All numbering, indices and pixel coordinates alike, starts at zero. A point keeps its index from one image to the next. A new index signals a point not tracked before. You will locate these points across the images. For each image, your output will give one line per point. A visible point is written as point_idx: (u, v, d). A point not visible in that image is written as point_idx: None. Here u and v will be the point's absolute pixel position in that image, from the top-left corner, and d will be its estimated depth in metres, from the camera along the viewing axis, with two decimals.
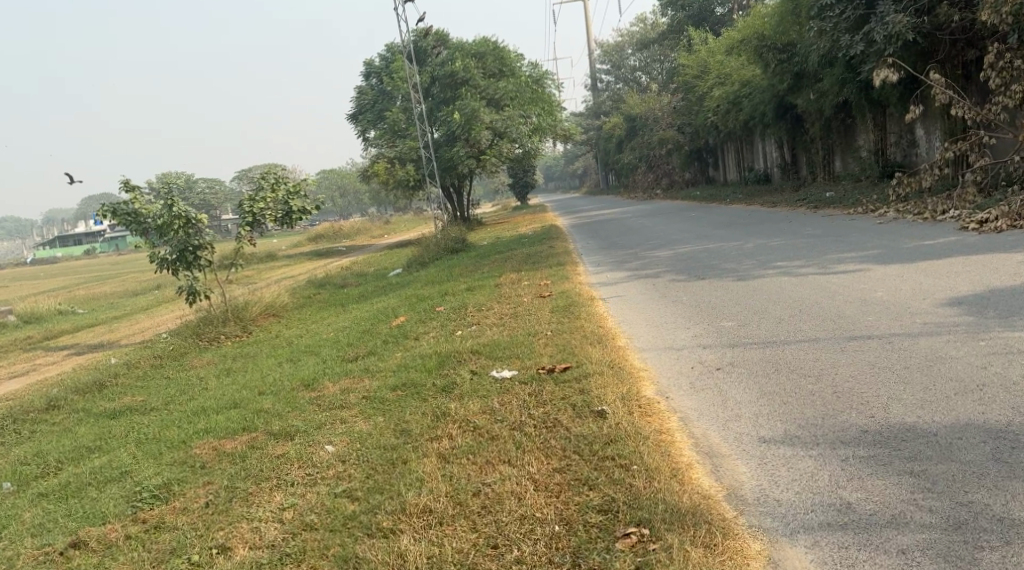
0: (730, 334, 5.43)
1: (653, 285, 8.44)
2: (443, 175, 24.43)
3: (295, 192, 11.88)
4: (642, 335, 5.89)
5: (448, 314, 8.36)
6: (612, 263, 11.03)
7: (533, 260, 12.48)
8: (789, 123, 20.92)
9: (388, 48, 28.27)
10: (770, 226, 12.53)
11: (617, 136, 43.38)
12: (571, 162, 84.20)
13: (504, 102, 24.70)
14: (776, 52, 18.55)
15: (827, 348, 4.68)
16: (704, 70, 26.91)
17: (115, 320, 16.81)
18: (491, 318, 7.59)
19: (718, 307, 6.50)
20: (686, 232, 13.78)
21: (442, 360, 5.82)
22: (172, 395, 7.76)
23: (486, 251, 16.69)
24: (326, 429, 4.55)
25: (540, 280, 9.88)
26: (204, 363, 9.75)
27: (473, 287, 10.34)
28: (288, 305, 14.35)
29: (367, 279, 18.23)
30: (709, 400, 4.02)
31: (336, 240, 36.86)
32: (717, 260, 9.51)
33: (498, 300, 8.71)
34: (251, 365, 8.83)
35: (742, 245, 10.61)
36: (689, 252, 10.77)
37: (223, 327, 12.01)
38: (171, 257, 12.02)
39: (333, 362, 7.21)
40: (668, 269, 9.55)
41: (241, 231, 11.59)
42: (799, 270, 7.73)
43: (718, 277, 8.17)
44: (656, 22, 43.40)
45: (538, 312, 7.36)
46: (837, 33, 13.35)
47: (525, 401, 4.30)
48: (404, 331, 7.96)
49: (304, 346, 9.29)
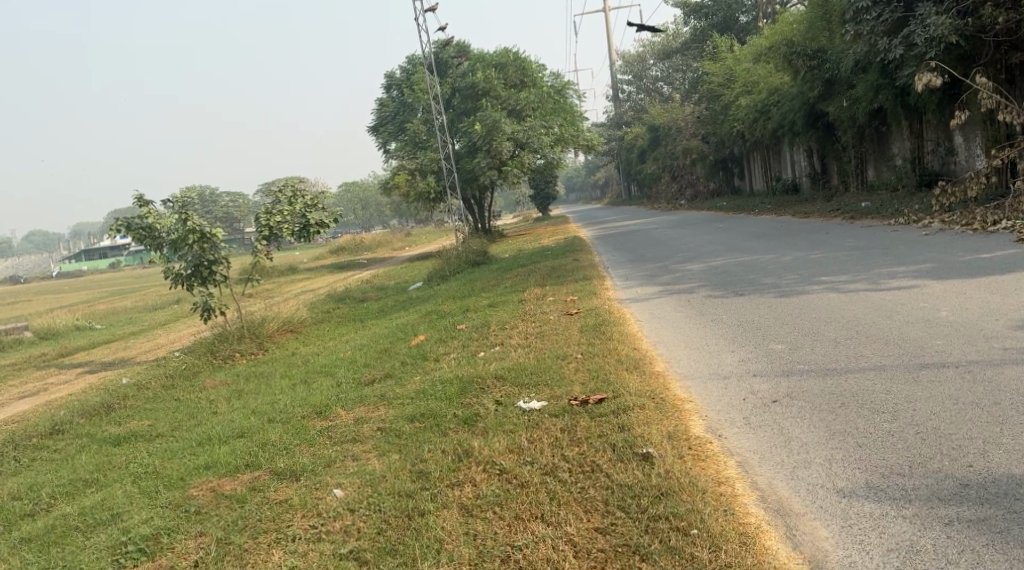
0: (782, 360, 4.93)
1: (688, 302, 7.93)
2: (464, 186, 24.06)
3: (312, 205, 11.51)
4: (682, 359, 5.39)
5: (470, 332, 7.91)
6: (642, 278, 10.53)
7: (557, 274, 12.00)
8: (820, 131, 20.20)
9: (409, 60, 28.04)
10: (806, 237, 11.98)
11: (639, 146, 42.86)
12: (592, 173, 83.70)
13: (526, 112, 24.31)
14: (805, 58, 17.92)
15: (897, 379, 4.17)
16: (730, 79, 26.36)
17: (132, 335, 16.54)
18: (516, 338, 7.11)
19: (762, 328, 6.00)
20: (717, 244, 13.25)
21: (464, 386, 5.35)
22: (179, 420, 7.36)
23: (509, 264, 16.23)
24: (335, 467, 4.11)
25: (567, 295, 9.41)
26: (218, 383, 9.37)
27: (496, 303, 9.89)
28: (306, 320, 13.97)
29: (387, 292, 17.85)
30: (770, 442, 3.54)
31: (358, 253, 36.60)
32: (754, 274, 9.00)
33: (522, 317, 8.25)
34: (263, 386, 8.42)
35: (778, 257, 10.08)
36: (723, 265, 10.26)
37: (238, 344, 11.64)
38: (186, 272, 11.66)
39: (348, 385, 6.78)
40: (702, 284, 9.05)
41: (258, 245, 11.22)
42: (846, 286, 7.20)
43: (758, 293, 7.65)
44: (678, 31, 42.88)
45: (566, 331, 6.89)
46: (874, 37, 12.67)
47: (556, 437, 3.82)
48: (424, 350, 7.51)
49: (320, 366, 8.88)
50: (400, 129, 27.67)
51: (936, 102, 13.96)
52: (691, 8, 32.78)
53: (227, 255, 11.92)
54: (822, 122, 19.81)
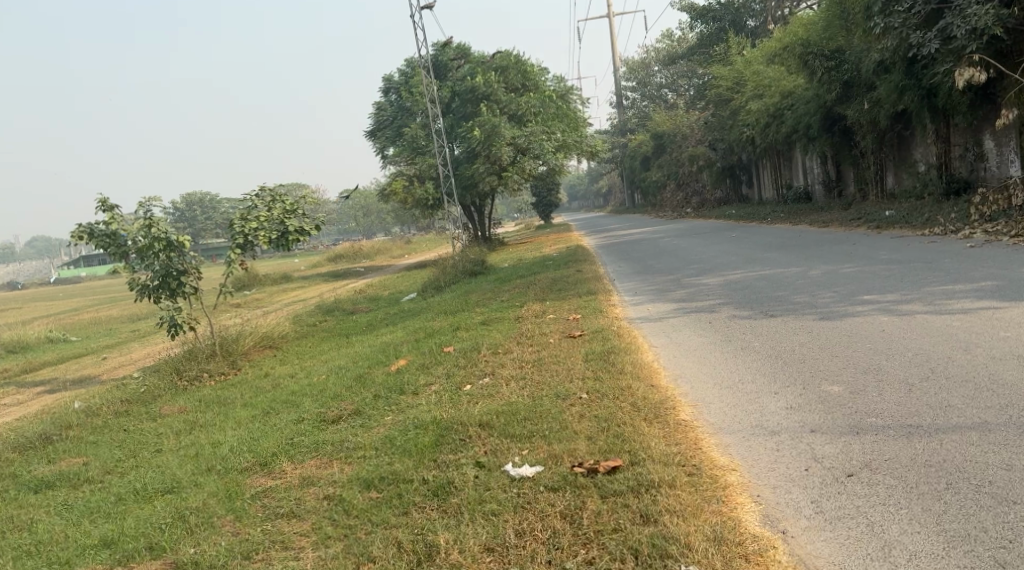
0: (846, 413, 3.84)
1: (710, 323, 6.86)
2: (462, 193, 23.03)
3: (292, 211, 10.46)
4: (713, 404, 4.30)
5: (459, 356, 6.84)
6: (653, 293, 9.46)
7: (559, 287, 10.92)
8: (836, 136, 18.97)
9: (408, 63, 27.07)
10: (833, 248, 10.91)
11: (644, 153, 41.83)
12: (595, 180, 82.87)
13: (527, 117, 23.30)
14: (823, 59, 16.85)
15: (1014, 445, 3.13)
16: (740, 84, 25.35)
17: (106, 349, 15.55)
18: (511, 367, 6.02)
19: (807, 361, 4.92)
20: (733, 255, 12.16)
21: (439, 436, 4.26)
22: (117, 462, 6.32)
23: (508, 274, 15.14)
24: (256, 563, 3.18)
25: (570, 313, 8.34)
26: (176, 411, 8.34)
27: (491, 321, 8.83)
28: (288, 335, 12.90)
29: (379, 304, 16.77)
30: (860, 550, 2.65)
31: (356, 261, 35.64)
32: (783, 291, 7.91)
33: (519, 339, 7.19)
34: (221, 418, 7.37)
35: (805, 271, 9.01)
36: (743, 280, 9.19)
37: (206, 363, 10.58)
38: (153, 284, 10.64)
39: (309, 425, 5.70)
40: (724, 301, 7.97)
41: (231, 255, 10.14)
42: (899, 308, 6.14)
43: (793, 314, 6.59)
44: (683, 37, 41.92)
45: (569, 361, 5.80)
46: (905, 31, 11.57)
47: (557, 533, 2.87)
48: (402, 379, 6.45)
49: (289, 393, 7.83)
50: (398, 134, 26.69)
51: (967, 102, 12.99)
52: (698, 12, 31.81)
53: (197, 266, 10.91)
54: (840, 126, 18.65)
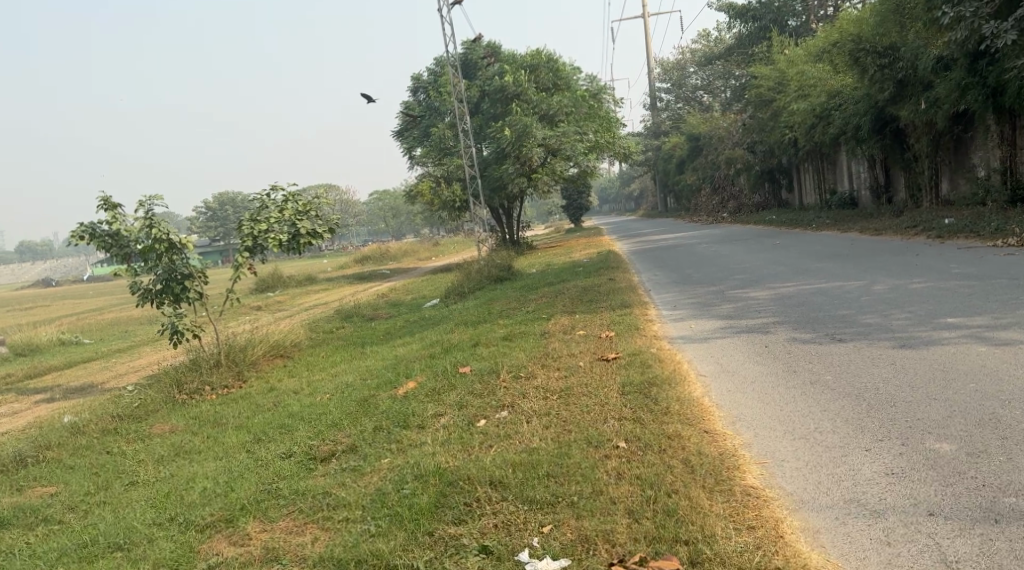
0: (969, 484, 3.06)
1: (766, 348, 5.92)
2: (491, 195, 22.22)
3: (305, 212, 9.64)
4: (788, 463, 3.48)
5: (474, 379, 5.98)
6: (693, 307, 8.53)
7: (590, 297, 10.06)
8: (888, 138, 17.79)
9: (437, 62, 26.36)
10: (893, 260, 9.92)
11: (679, 156, 40.69)
12: (628, 182, 81.40)
13: (559, 117, 22.34)
14: (875, 56, 15.76)
15: None
16: (782, 84, 24.24)
17: (116, 353, 14.93)
18: (533, 398, 5.13)
19: (898, 406, 4.02)
20: (780, 265, 11.20)
21: (439, 495, 3.43)
22: (84, 497, 5.56)
23: (537, 280, 14.32)
24: None
25: (601, 330, 7.44)
26: (168, 431, 7.62)
27: (514, 336, 7.96)
28: (302, 342, 12.16)
29: (400, 309, 16.00)
30: None
31: (382, 263, 34.93)
32: (847, 310, 6.95)
33: (544, 360, 6.33)
34: (210, 443, 6.60)
35: (868, 286, 8.06)
36: (796, 294, 8.23)
37: (211, 374, 9.83)
38: (156, 288, 9.88)
39: (296, 467, 4.87)
40: (778, 320, 7.02)
41: (239, 258, 9.37)
42: (998, 335, 5.19)
43: (866, 340, 5.65)
44: (721, 37, 40.73)
45: (602, 393, 4.91)
46: (977, 21, 10.59)
47: None
48: (408, 408, 5.61)
49: (287, 414, 7.03)
50: (426, 134, 25.96)
51: None
52: (737, 11, 30.75)
53: (203, 270, 10.14)
54: (891, 128, 17.51)
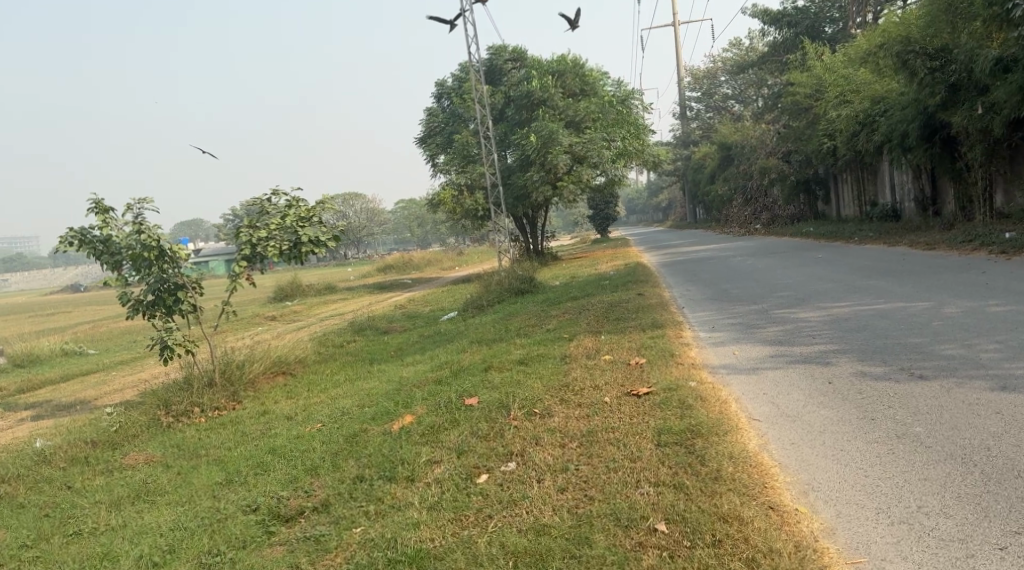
0: None
1: (832, 386, 4.91)
2: (515, 204, 21.31)
3: (308, 218, 8.65)
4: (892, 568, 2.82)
5: (480, 417, 5.04)
6: (736, 329, 7.54)
7: (618, 315, 9.11)
8: (937, 146, 16.56)
9: (461, 67, 25.52)
10: (959, 277, 8.88)
11: (710, 167, 39.57)
12: (656, 193, 80.10)
13: (586, 124, 21.43)
14: (926, 58, 14.55)
15: None
16: (821, 90, 23.11)
17: (118, 365, 14.18)
18: (546, 447, 4.18)
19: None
20: (829, 281, 10.19)
21: None
22: (14, 555, 4.70)
23: (561, 293, 13.36)
24: None
25: (631, 356, 6.47)
26: (142, 461, 6.76)
27: (531, 360, 7.01)
28: (308, 358, 11.27)
29: (416, 322, 15.11)
30: None
31: (404, 272, 34.14)
32: (919, 338, 5.95)
33: (566, 393, 5.40)
34: (180, 482, 5.71)
35: (938, 309, 7.05)
36: (854, 316, 7.22)
37: (203, 395, 8.93)
38: (146, 299, 8.68)
39: (253, 535, 3.99)
40: (838, 348, 6.02)
41: (236, 267, 8.41)
42: None
43: (956, 380, 4.66)
44: (754, 45, 39.58)
45: (630, 443, 3.97)
46: None
47: None
48: (397, 452, 4.68)
49: (270, 447, 6.13)
50: (449, 141, 25.11)
51: None
52: (771, 16, 29.55)
53: (199, 281, 8.94)
54: (941, 135, 16.30)
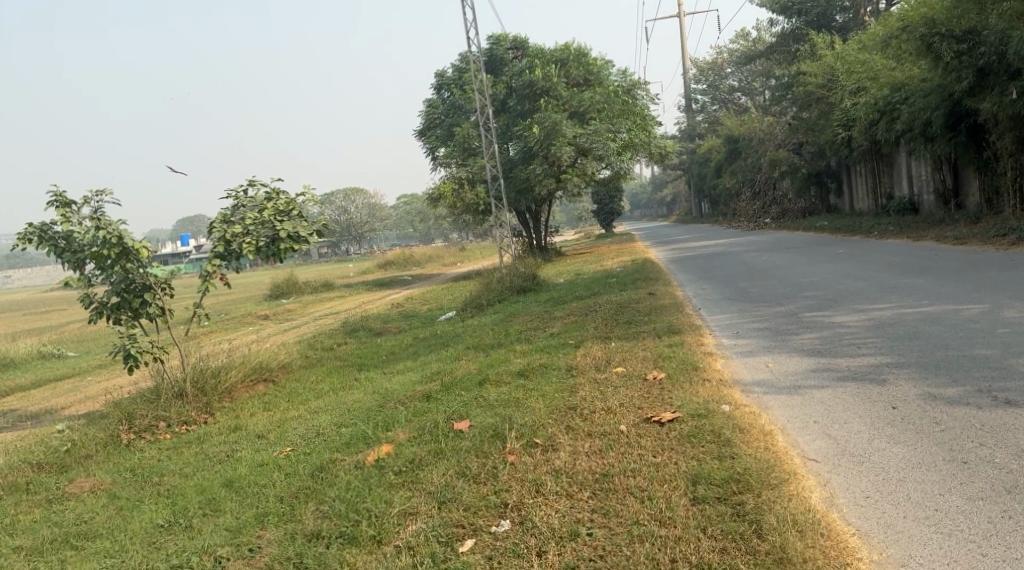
0: None
1: (903, 413, 4.01)
2: (516, 198, 20.43)
3: (287, 211, 7.58)
4: None
5: (469, 451, 4.15)
6: (766, 336, 6.62)
7: (630, 318, 8.19)
8: (963, 135, 15.63)
9: (462, 57, 24.58)
10: (1007, 276, 7.98)
11: (716, 160, 38.59)
12: (661, 187, 79.08)
13: (590, 115, 20.27)
14: (953, 41, 13.63)
15: None
16: (835, 80, 22.15)
17: (94, 370, 13.23)
18: (550, 496, 3.34)
19: None
20: (860, 279, 9.28)
21: None
22: None
23: (567, 292, 12.43)
24: None
25: (647, 369, 5.57)
26: (84, 491, 5.83)
27: (532, 372, 6.11)
28: (294, 362, 10.33)
29: (412, 323, 14.20)
30: None
31: (404, 269, 33.22)
32: (989, 350, 5.04)
33: (574, 418, 4.50)
34: (118, 522, 4.78)
35: (998, 313, 6.14)
36: (901, 322, 6.32)
37: (171, 409, 7.98)
38: (110, 301, 7.43)
39: None
40: (893, 361, 5.11)
41: (209, 266, 7.44)
42: None
43: None
44: (761, 36, 38.61)
45: (660, 497, 3.16)
46: None
47: None
48: (363, 498, 3.75)
49: (228, 478, 5.18)
50: (449, 134, 24.21)
51: None
52: (781, 5, 28.58)
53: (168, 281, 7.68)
54: (968, 123, 15.39)
